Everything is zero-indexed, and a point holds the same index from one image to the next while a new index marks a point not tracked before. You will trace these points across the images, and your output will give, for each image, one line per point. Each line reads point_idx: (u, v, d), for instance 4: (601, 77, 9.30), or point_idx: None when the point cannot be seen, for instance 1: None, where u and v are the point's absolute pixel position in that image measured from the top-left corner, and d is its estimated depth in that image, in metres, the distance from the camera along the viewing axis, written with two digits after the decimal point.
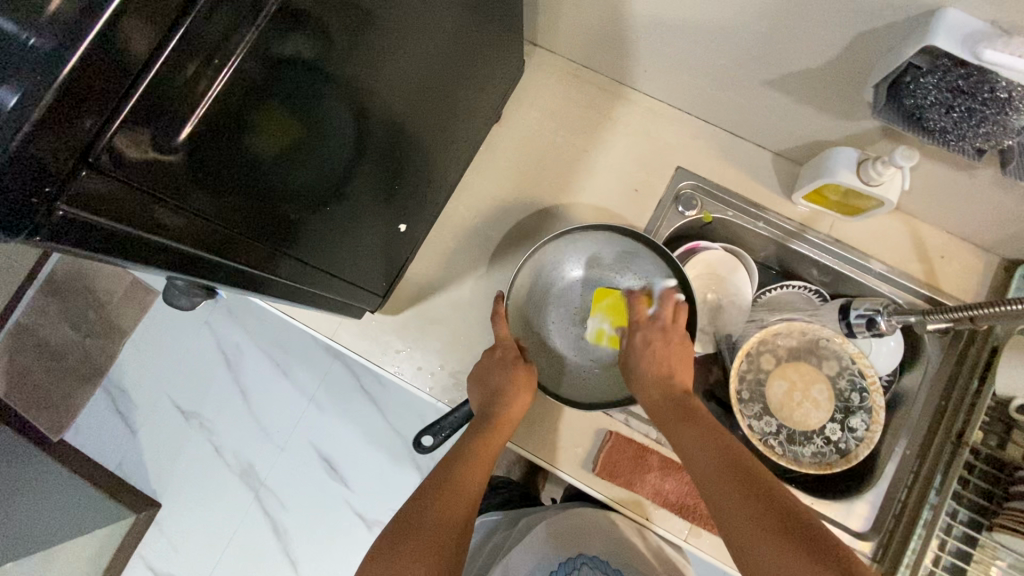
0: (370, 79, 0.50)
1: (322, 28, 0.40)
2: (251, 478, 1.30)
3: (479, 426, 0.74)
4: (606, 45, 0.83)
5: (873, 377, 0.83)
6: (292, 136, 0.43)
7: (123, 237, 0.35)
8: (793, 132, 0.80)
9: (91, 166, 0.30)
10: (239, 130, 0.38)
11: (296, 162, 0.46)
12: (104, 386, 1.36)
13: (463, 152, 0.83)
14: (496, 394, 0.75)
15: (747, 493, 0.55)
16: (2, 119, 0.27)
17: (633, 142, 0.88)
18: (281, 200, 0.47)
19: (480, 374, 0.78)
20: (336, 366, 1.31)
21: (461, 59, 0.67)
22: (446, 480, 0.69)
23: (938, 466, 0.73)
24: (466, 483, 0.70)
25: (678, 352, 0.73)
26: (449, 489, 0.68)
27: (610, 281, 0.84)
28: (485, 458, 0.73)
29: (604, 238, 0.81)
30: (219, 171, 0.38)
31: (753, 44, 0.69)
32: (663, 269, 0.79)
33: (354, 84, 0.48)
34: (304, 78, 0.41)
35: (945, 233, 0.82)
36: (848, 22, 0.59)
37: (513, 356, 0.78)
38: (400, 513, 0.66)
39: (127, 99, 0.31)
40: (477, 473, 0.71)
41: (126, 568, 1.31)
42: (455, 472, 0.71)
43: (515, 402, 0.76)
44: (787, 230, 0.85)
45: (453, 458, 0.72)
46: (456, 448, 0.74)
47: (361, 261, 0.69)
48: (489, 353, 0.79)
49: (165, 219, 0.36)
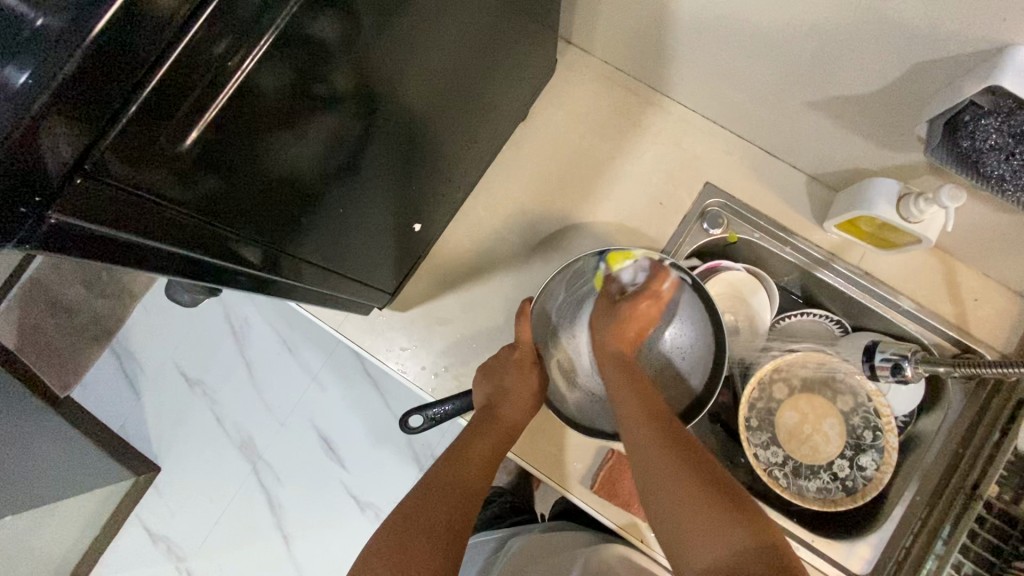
0: (391, 68, 0.47)
1: (341, 17, 0.38)
2: (251, 451, 1.30)
3: (482, 421, 0.73)
4: (644, 49, 0.79)
5: (889, 417, 0.81)
6: (303, 130, 0.41)
7: (122, 239, 0.34)
8: (832, 157, 0.76)
9: (87, 172, 0.28)
10: (250, 127, 0.36)
11: (308, 158, 0.44)
12: (111, 346, 1.37)
13: (486, 150, 0.81)
14: (504, 394, 0.74)
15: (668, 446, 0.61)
16: (8, 98, 0.25)
17: (663, 153, 0.84)
18: (291, 200, 0.45)
19: (492, 368, 0.76)
20: (342, 349, 1.30)
21: (491, 48, 0.63)
22: (453, 478, 0.69)
23: (946, 520, 0.70)
24: (471, 481, 0.69)
25: (644, 316, 0.75)
26: (453, 488, 0.68)
27: None
28: (492, 458, 0.72)
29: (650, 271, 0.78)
30: (229, 171, 0.37)
31: (802, 63, 0.65)
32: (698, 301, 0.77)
33: (373, 72, 0.44)
34: (318, 67, 0.38)
35: (981, 274, 0.78)
36: (905, 51, 0.56)
37: (529, 361, 0.77)
38: (405, 507, 0.66)
39: (133, 99, 0.29)
40: (483, 474, 0.70)
41: (125, 525, 1.34)
42: (460, 471, 0.69)
43: (521, 405, 0.74)
44: (815, 258, 0.82)
45: (459, 454, 0.71)
46: (461, 442, 0.72)
47: (372, 257, 0.68)
48: (507, 352, 0.77)
49: (168, 223, 0.35)
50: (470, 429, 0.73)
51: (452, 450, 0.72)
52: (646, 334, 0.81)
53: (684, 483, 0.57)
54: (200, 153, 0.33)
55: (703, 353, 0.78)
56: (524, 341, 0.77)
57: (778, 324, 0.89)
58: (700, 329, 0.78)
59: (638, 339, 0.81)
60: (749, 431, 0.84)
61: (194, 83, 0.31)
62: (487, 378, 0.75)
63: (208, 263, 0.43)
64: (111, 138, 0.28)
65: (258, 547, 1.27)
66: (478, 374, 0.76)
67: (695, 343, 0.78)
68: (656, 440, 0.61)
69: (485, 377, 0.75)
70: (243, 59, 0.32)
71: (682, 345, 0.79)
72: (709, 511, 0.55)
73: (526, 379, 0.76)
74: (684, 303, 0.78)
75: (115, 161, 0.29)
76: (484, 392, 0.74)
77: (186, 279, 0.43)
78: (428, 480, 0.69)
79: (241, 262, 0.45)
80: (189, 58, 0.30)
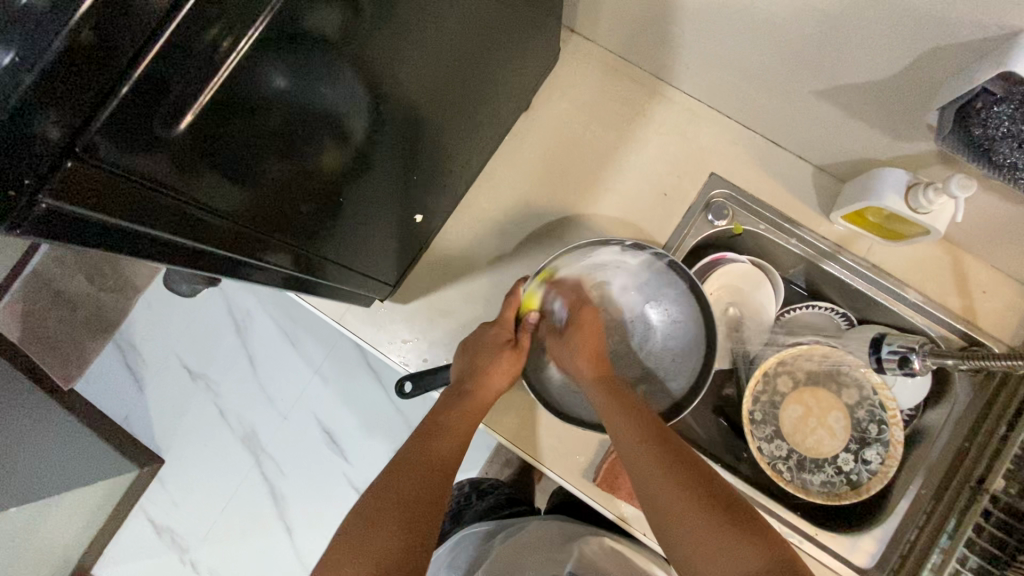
0: (396, 59, 0.47)
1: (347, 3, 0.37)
2: (253, 443, 1.31)
3: (455, 397, 0.72)
4: (648, 37, 0.78)
5: (895, 410, 0.80)
6: (310, 133, 0.42)
7: (138, 233, 0.35)
8: (840, 148, 0.75)
9: (78, 155, 0.28)
10: (256, 129, 0.36)
11: (314, 159, 0.45)
12: (115, 338, 1.37)
13: (488, 142, 0.80)
14: (478, 371, 0.73)
15: (675, 472, 0.60)
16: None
17: (667, 143, 0.83)
18: (302, 201, 0.47)
19: (470, 345, 0.75)
20: (344, 341, 1.30)
21: (496, 36, 0.62)
22: (424, 455, 0.68)
23: (951, 514, 0.70)
24: (441, 458, 0.68)
25: (591, 325, 0.77)
26: (425, 464, 0.67)
27: (640, 312, 0.81)
28: (465, 433, 0.71)
29: (645, 264, 0.78)
30: (239, 172, 0.38)
31: (810, 50, 0.64)
32: (692, 301, 0.76)
33: (378, 62, 0.44)
34: (320, 68, 0.38)
35: (989, 266, 0.77)
36: (917, 36, 0.54)
37: (504, 340, 0.76)
38: (375, 487, 0.65)
39: (122, 82, 0.28)
40: (452, 443, 0.70)
41: (129, 516, 1.34)
42: (430, 448, 0.69)
43: (497, 378, 0.74)
44: (821, 249, 0.80)
45: (432, 427, 0.71)
46: (436, 419, 0.71)
47: (374, 249, 0.67)
48: (484, 328, 0.77)
49: (183, 219, 0.36)
50: (442, 405, 0.73)
51: (424, 429, 0.71)
52: (632, 329, 0.82)
53: (693, 512, 0.58)
54: (204, 144, 0.33)
55: (693, 355, 0.78)
56: (506, 321, 0.77)
57: (783, 315, 0.87)
58: (693, 329, 0.78)
59: (624, 334, 0.82)
60: (753, 424, 0.83)
61: (187, 67, 0.30)
62: (463, 354, 0.74)
63: (228, 261, 0.45)
64: (102, 120, 0.28)
65: (260, 539, 1.27)
66: (459, 351, 0.75)
67: (682, 341, 0.79)
68: (654, 467, 0.61)
69: (462, 354, 0.74)
70: (238, 40, 0.32)
71: (671, 344, 0.79)
72: (720, 537, 0.56)
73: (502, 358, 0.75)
74: (680, 300, 0.78)
75: (107, 144, 0.29)
76: (460, 367, 0.74)
77: (209, 276, 0.45)
78: (399, 459, 0.68)
79: (260, 259, 0.48)
80: (179, 40, 0.29)
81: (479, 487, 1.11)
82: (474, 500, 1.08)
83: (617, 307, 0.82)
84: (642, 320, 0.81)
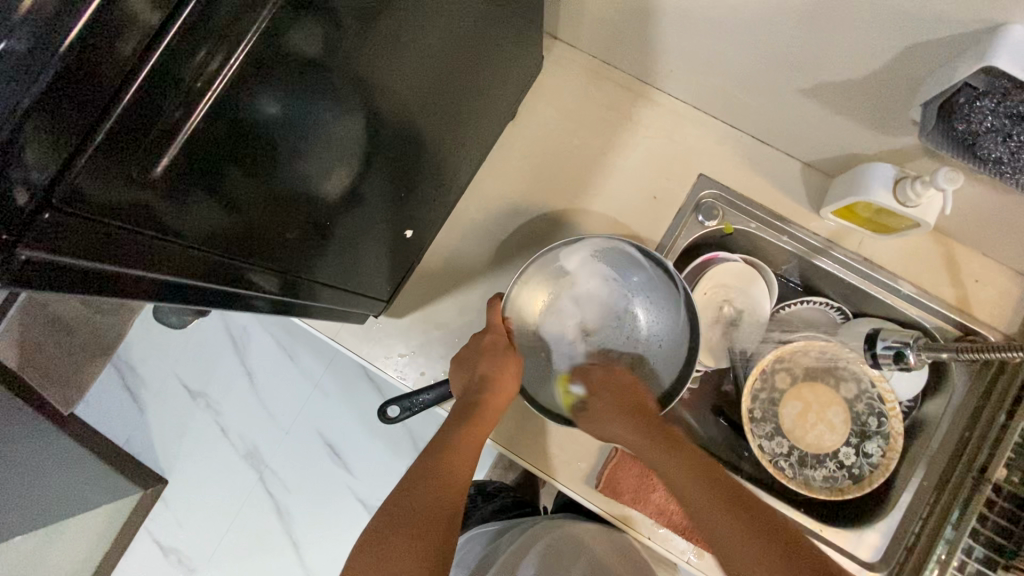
0: (384, 72, 0.47)
1: (333, 21, 0.38)
2: (256, 459, 1.30)
3: (463, 413, 0.71)
4: (629, 40, 0.78)
5: (893, 403, 0.80)
6: (297, 160, 0.42)
7: (126, 272, 0.35)
8: (827, 144, 0.75)
9: (56, 206, 0.28)
10: (244, 155, 0.37)
11: (307, 182, 0.46)
12: (113, 361, 1.37)
13: (476, 152, 0.80)
14: (481, 382, 0.73)
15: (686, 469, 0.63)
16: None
17: (655, 146, 0.83)
18: (292, 224, 0.47)
19: (464, 358, 0.76)
20: (342, 353, 1.30)
21: (480, 47, 0.63)
22: (436, 472, 0.66)
23: (955, 505, 0.70)
24: (452, 475, 0.66)
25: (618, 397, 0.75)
26: (436, 478, 0.66)
27: (625, 305, 0.82)
28: (473, 446, 0.70)
29: (617, 258, 0.78)
30: (227, 198, 0.38)
31: (791, 50, 0.64)
32: (671, 291, 0.76)
33: (367, 76, 0.45)
34: (311, 88, 0.39)
35: (981, 255, 0.77)
36: (897, 34, 0.55)
37: (501, 346, 0.76)
38: (387, 507, 0.63)
39: (97, 127, 0.28)
40: (465, 463, 0.68)
41: (135, 538, 1.34)
42: (440, 462, 0.67)
43: (501, 391, 0.73)
44: (812, 245, 0.81)
45: (441, 444, 0.69)
46: (440, 436, 0.71)
47: (364, 267, 0.67)
48: (477, 339, 0.77)
49: (166, 252, 0.36)
50: (450, 424, 0.71)
51: (434, 445, 0.70)
52: (620, 323, 0.82)
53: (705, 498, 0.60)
54: (185, 175, 0.33)
55: (678, 340, 0.78)
56: (495, 326, 0.77)
57: (778, 312, 0.88)
58: (674, 316, 0.78)
59: (613, 330, 0.82)
60: (753, 422, 0.83)
61: (162, 108, 0.30)
62: (460, 366, 0.75)
63: (219, 291, 0.45)
64: (79, 164, 0.28)
65: (266, 556, 1.27)
66: (455, 366, 0.76)
67: (669, 327, 0.79)
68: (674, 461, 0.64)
69: (460, 368, 0.75)
70: (226, 62, 0.32)
71: (657, 329, 0.80)
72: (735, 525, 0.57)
73: (502, 365, 0.74)
74: (658, 289, 0.78)
75: (85, 189, 0.28)
76: (460, 383, 0.74)
77: (206, 308, 0.45)
78: (408, 477, 0.67)
79: (252, 286, 0.48)
80: (154, 81, 0.29)
81: (483, 491, 1.11)
82: (480, 505, 1.07)
83: (599, 305, 0.82)
84: (627, 313, 0.82)
